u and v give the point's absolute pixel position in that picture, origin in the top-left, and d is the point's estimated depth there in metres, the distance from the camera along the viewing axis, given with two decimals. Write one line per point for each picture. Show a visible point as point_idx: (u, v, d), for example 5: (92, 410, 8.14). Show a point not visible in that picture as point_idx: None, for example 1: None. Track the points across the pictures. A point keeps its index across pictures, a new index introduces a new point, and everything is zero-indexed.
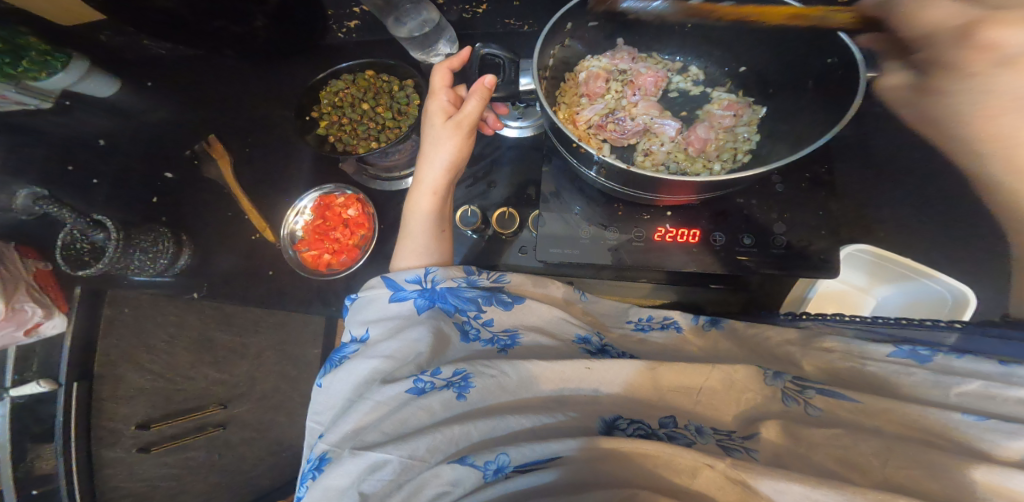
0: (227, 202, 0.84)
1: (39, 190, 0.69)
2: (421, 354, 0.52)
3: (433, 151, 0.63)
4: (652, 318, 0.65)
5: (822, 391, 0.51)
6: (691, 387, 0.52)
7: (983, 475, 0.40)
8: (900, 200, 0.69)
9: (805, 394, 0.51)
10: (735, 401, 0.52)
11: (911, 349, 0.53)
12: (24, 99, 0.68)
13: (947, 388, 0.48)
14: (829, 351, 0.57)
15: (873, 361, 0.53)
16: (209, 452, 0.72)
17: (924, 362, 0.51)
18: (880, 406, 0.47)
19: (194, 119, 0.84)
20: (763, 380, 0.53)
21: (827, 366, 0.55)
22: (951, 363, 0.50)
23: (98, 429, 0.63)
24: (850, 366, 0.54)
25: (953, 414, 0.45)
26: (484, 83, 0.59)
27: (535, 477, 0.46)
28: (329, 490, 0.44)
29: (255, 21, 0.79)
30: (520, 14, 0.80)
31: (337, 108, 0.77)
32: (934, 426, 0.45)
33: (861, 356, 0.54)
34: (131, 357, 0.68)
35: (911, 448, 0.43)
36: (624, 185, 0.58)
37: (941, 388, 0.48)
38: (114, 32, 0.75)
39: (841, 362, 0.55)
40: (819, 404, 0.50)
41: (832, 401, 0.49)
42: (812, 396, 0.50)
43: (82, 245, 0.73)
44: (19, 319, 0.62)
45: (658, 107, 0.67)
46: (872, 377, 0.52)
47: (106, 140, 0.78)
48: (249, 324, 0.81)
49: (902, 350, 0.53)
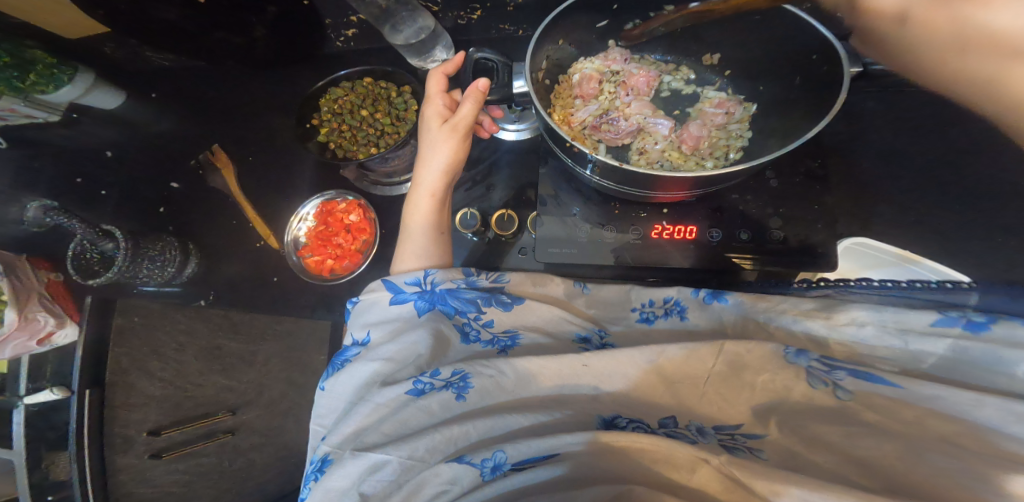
0: (232, 210, 0.85)
1: (48, 201, 0.72)
2: (420, 356, 0.53)
3: (430, 154, 0.64)
4: (654, 304, 0.63)
5: (853, 371, 0.49)
6: (692, 380, 0.52)
7: (1019, 485, 0.37)
8: (897, 193, 0.69)
9: (834, 376, 0.49)
10: (736, 397, 0.51)
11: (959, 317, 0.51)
12: (35, 113, 0.72)
13: (1012, 364, 0.47)
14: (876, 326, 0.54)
15: (914, 337, 0.51)
16: (220, 458, 0.74)
17: (977, 333, 0.49)
18: (924, 396, 0.45)
19: (199, 130, 0.86)
20: (784, 359, 0.51)
21: (861, 343, 0.54)
22: (1010, 332, 0.48)
23: (111, 436, 0.64)
24: (888, 345, 0.52)
25: (1017, 407, 0.42)
26: (478, 86, 0.60)
27: (534, 474, 0.47)
28: (330, 492, 0.45)
29: (256, 31, 0.82)
30: (514, 19, 0.81)
31: (337, 115, 0.78)
32: (985, 419, 0.42)
33: (899, 331, 0.52)
34: (143, 364, 0.69)
35: (925, 451, 0.43)
36: (617, 183, 0.59)
37: (1005, 363, 0.47)
38: (118, 44, 0.76)
39: (872, 343, 0.53)
40: (850, 387, 0.48)
41: (866, 384, 0.48)
42: (845, 380, 0.49)
43: (92, 255, 0.74)
44: (31, 329, 0.66)
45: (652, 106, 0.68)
46: (913, 356, 0.51)
47: (114, 151, 0.81)
48: (257, 332, 0.82)
49: (948, 318, 0.51)
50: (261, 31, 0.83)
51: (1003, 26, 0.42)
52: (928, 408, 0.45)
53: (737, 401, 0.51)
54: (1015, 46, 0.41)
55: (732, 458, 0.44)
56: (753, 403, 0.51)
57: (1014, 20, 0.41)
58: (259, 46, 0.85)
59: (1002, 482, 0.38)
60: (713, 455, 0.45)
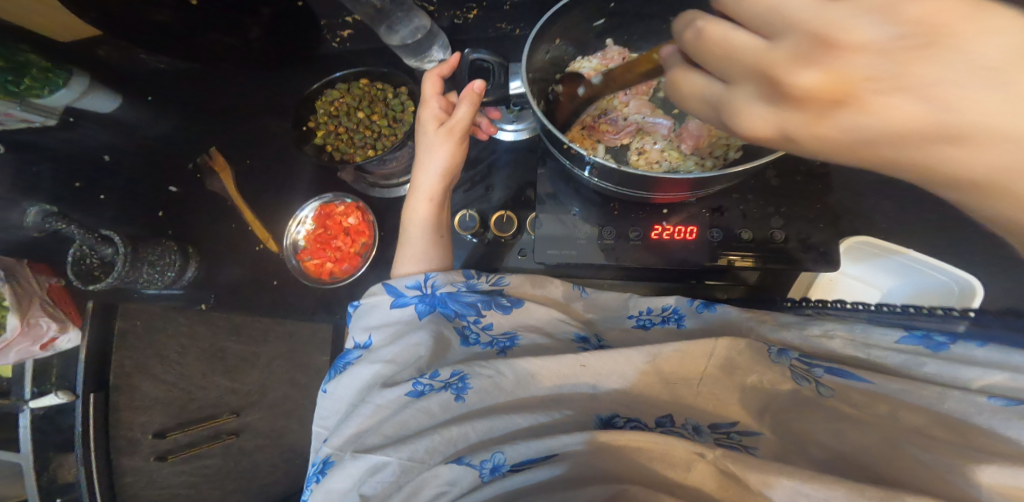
0: (231, 213, 0.86)
1: (47, 205, 0.72)
2: (421, 358, 0.52)
3: (427, 157, 0.64)
4: (653, 311, 0.63)
5: (830, 366, 0.48)
6: (690, 380, 0.51)
7: (992, 476, 0.36)
8: (898, 191, 0.68)
9: (814, 372, 0.48)
10: (737, 396, 0.51)
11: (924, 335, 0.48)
12: (29, 117, 0.69)
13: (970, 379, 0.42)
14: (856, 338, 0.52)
15: (878, 350, 0.48)
16: (225, 460, 0.75)
17: (939, 351, 0.46)
18: (891, 388, 0.44)
19: (197, 134, 0.85)
20: (769, 358, 0.51)
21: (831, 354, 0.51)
22: (971, 351, 0.44)
23: (116, 438, 0.63)
24: (852, 355, 0.50)
25: (975, 397, 0.40)
26: (474, 88, 0.59)
27: (533, 474, 0.46)
28: (331, 493, 0.45)
29: (251, 32, 0.81)
30: (511, 18, 0.80)
31: (334, 117, 0.78)
32: (952, 411, 0.41)
33: (865, 344, 0.50)
34: (146, 367, 0.68)
35: (903, 442, 0.42)
36: (618, 184, 0.58)
37: (962, 378, 0.43)
38: (110, 47, 0.73)
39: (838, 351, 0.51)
40: (830, 383, 0.47)
41: (842, 380, 0.47)
42: (824, 375, 0.48)
43: (92, 261, 0.74)
44: (34, 335, 0.67)
45: (652, 105, 0.67)
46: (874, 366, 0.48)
47: (111, 155, 0.78)
48: (258, 333, 0.82)
49: (913, 335, 0.48)
50: (258, 32, 0.82)
51: (907, 118, 0.29)
52: (898, 400, 0.44)
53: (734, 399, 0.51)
54: (952, 136, 0.29)
55: (726, 452, 0.44)
56: (749, 400, 0.51)
57: (927, 112, 0.28)
58: (255, 47, 0.83)
59: (975, 470, 0.37)
60: (709, 448, 0.44)
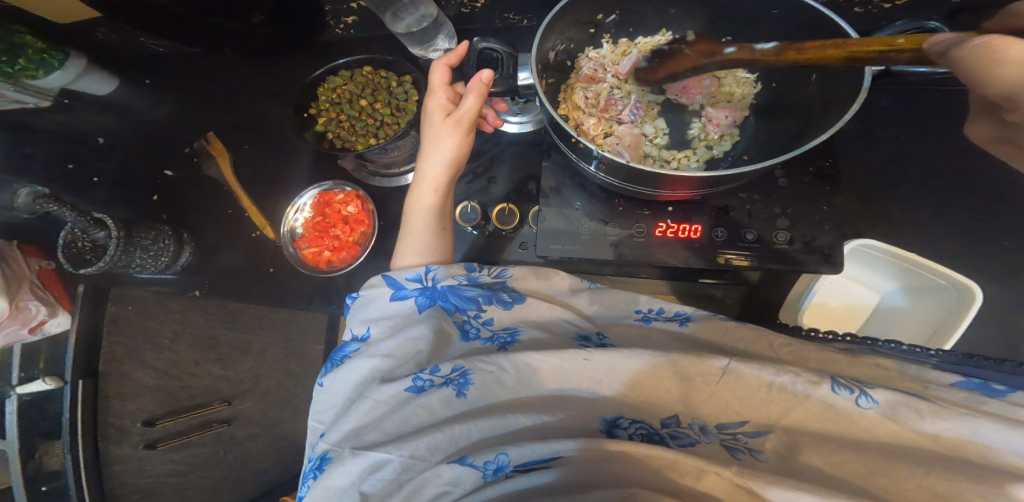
0: (227, 200, 0.84)
1: (40, 187, 0.69)
2: (419, 353, 0.52)
3: (432, 148, 0.63)
4: (663, 312, 0.60)
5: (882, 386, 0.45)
6: (709, 377, 0.48)
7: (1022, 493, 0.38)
8: (903, 194, 0.70)
9: (863, 386, 0.45)
10: (786, 412, 0.46)
11: (981, 382, 0.47)
12: (24, 99, 0.69)
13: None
14: (861, 355, 0.54)
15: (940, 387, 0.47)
16: (215, 449, 0.73)
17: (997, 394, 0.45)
18: (947, 416, 0.42)
19: (194, 117, 0.84)
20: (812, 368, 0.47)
21: (875, 373, 0.50)
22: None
23: (105, 426, 0.63)
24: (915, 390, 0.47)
25: None
26: (482, 79, 0.59)
27: (536, 477, 0.46)
28: (329, 490, 0.45)
29: (253, 18, 0.78)
30: (519, 9, 0.79)
31: (335, 105, 0.77)
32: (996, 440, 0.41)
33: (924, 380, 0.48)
34: (137, 354, 0.68)
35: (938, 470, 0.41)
36: (624, 180, 0.58)
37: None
38: (111, 29, 0.74)
39: (898, 378, 0.49)
40: (875, 397, 0.44)
41: (892, 398, 0.44)
42: (870, 389, 0.45)
43: (83, 243, 0.72)
44: (23, 318, 0.66)
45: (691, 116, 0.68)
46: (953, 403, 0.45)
47: (106, 138, 0.78)
48: (253, 321, 0.81)
49: (970, 380, 0.48)
50: (259, 18, 0.79)
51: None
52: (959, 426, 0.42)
53: (755, 402, 0.47)
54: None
55: (742, 469, 0.43)
56: (768, 401, 0.47)
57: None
58: (256, 33, 0.81)
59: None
60: (724, 467, 0.44)
